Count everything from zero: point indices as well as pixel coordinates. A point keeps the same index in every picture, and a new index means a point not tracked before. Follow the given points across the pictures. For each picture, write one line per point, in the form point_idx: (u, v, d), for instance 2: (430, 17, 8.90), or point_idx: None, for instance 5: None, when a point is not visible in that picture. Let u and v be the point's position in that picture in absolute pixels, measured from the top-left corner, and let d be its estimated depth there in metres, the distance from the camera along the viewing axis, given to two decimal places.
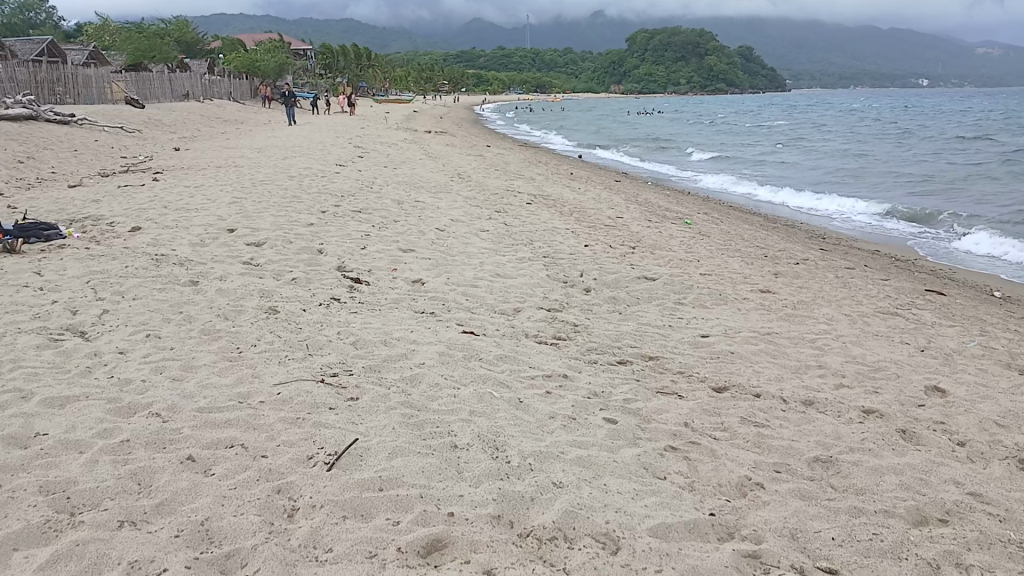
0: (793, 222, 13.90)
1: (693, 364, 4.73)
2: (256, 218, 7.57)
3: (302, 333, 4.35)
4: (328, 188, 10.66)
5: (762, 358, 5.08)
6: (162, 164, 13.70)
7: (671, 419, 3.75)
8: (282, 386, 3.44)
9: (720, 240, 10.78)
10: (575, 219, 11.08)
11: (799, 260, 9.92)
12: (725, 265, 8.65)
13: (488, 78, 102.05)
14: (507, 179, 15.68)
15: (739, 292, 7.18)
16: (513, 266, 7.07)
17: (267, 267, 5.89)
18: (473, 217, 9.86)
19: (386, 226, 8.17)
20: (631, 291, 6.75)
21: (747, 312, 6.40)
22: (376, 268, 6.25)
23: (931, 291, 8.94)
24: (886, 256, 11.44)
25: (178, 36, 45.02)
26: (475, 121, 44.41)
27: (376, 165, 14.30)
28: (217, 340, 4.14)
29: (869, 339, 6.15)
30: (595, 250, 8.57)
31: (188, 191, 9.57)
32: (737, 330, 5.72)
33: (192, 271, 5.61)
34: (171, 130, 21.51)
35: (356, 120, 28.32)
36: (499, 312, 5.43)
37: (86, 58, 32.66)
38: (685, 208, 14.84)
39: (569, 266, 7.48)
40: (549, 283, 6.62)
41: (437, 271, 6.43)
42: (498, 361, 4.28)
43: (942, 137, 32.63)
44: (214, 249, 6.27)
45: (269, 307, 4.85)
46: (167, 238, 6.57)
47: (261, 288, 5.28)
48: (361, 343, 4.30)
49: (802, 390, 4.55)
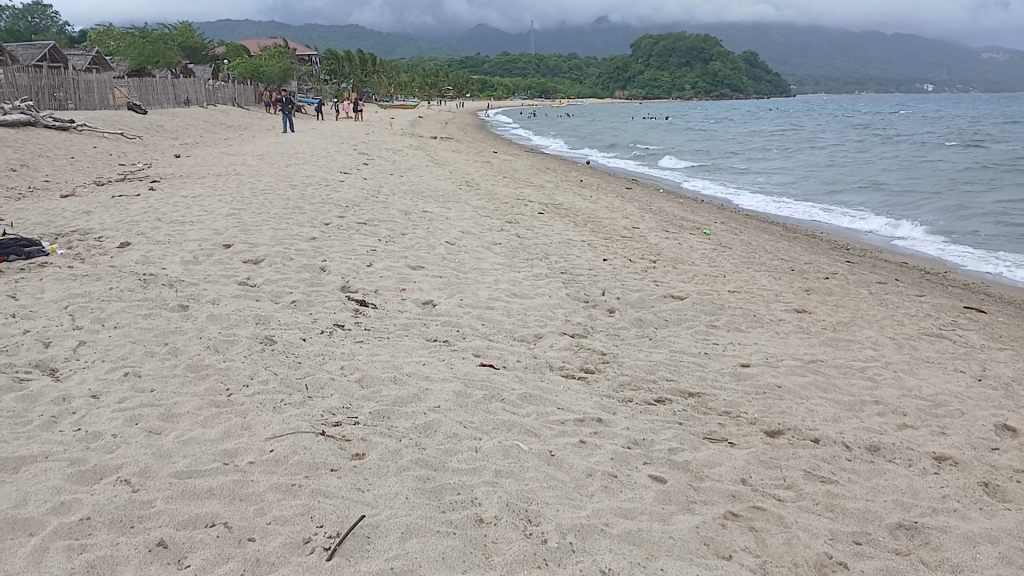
0: (813, 233, 13.38)
1: (739, 402, 4.23)
2: (254, 231, 7.10)
3: (301, 369, 3.86)
4: (331, 197, 10.19)
5: (812, 394, 4.59)
6: (160, 172, 13.26)
7: (726, 475, 3.26)
8: (276, 441, 2.94)
9: (743, 252, 10.29)
10: (591, 230, 10.58)
11: (827, 274, 9.42)
12: (753, 281, 8.14)
13: (493, 84, 101.83)
14: (517, 187, 15.20)
15: (773, 313, 6.67)
16: (529, 284, 6.58)
17: (264, 287, 5.42)
18: (484, 229, 9.36)
19: (393, 240, 7.70)
20: (658, 311, 6.25)
21: (786, 336, 5.90)
22: (384, 288, 5.77)
23: (971, 308, 8.42)
24: (915, 268, 10.92)
25: (182, 41, 44.67)
26: (481, 126, 44.01)
27: (381, 173, 13.84)
28: (206, 379, 3.64)
29: (921, 367, 5.63)
30: (615, 264, 8.08)
31: (184, 201, 9.11)
32: (780, 359, 5.22)
33: (182, 293, 5.13)
34: (172, 136, 21.10)
35: (361, 126, 27.90)
36: (519, 339, 4.93)
37: (89, 63, 32.27)
38: (701, 217, 14.33)
39: (590, 282, 7.00)
40: (569, 303, 6.13)
41: (449, 290, 5.95)
42: (523, 402, 3.77)
43: (956, 143, 32.14)
44: (208, 267, 5.80)
45: (265, 336, 4.35)
46: (158, 255, 6.10)
47: (256, 313, 4.79)
48: (369, 380, 3.81)
49: (864, 434, 4.05)
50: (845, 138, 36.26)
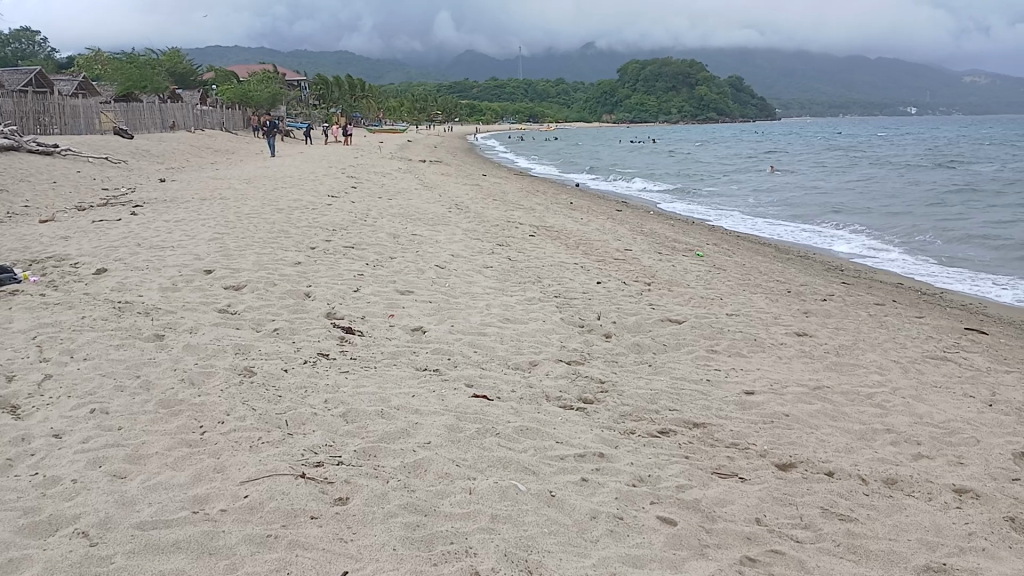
0: (806, 254, 13.24)
1: (747, 432, 4.01)
2: (237, 256, 6.87)
3: (282, 403, 3.61)
4: (318, 221, 9.98)
5: (821, 422, 4.37)
6: (145, 196, 13.04)
7: (738, 515, 3.04)
8: (252, 486, 2.70)
9: (738, 274, 10.11)
10: (583, 253, 10.40)
11: (824, 296, 9.25)
12: (750, 303, 7.95)
13: (481, 108, 102.25)
14: (507, 210, 15.02)
15: (774, 336, 6.46)
16: (522, 308, 6.36)
17: (246, 315, 5.18)
18: (475, 252, 9.16)
19: (382, 263, 7.49)
20: (656, 336, 6.04)
21: (789, 361, 5.69)
22: (372, 314, 5.55)
23: (972, 330, 8.25)
24: (911, 289, 10.76)
25: (170, 66, 44.61)
26: (470, 150, 44.01)
27: (370, 196, 13.66)
28: (178, 415, 3.40)
29: (929, 392, 5.42)
30: (609, 287, 7.88)
31: (167, 226, 8.88)
32: (784, 386, 5.01)
33: (158, 321, 4.89)
34: (158, 160, 20.87)
35: (349, 150, 27.75)
36: (513, 367, 4.70)
37: (75, 88, 32.06)
38: (694, 238, 14.21)
39: (584, 306, 6.80)
40: (563, 328, 5.91)
41: (439, 315, 5.73)
42: (518, 436, 3.54)
43: (944, 164, 32.27)
44: (187, 294, 5.56)
45: (244, 367, 4.10)
46: (135, 282, 5.86)
47: (236, 342, 4.55)
48: (354, 414, 3.57)
49: (879, 467, 3.83)
50: (833, 159, 36.39)
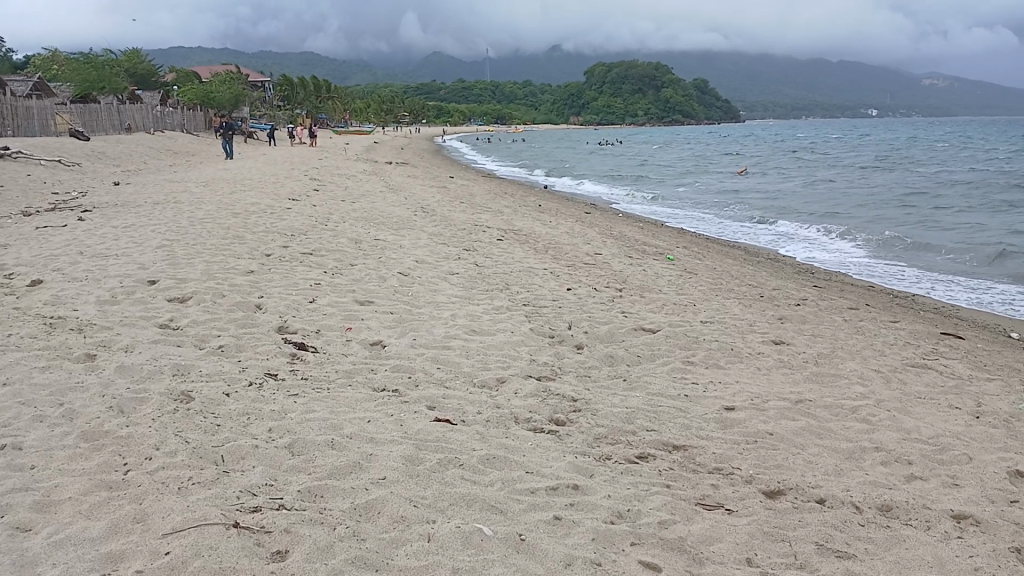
0: (776, 256, 13.08)
1: (730, 455, 3.73)
2: (185, 265, 6.46)
3: (220, 434, 3.25)
4: (277, 226, 9.57)
5: (806, 441, 4.12)
6: (96, 200, 12.48)
7: (727, 554, 2.75)
8: (175, 540, 2.35)
9: (710, 279, 9.88)
10: (552, 257, 10.09)
11: (798, 300, 9.05)
12: (724, 309, 7.70)
13: (449, 110, 101.91)
14: (474, 213, 14.68)
15: (751, 345, 6.21)
16: (488, 318, 6.03)
17: (189, 330, 4.80)
18: (441, 258, 8.80)
19: (341, 271, 7.11)
20: (629, 346, 5.75)
21: (768, 373, 5.42)
22: (328, 327, 5.18)
23: (948, 334, 8.09)
24: (883, 292, 10.62)
25: (129, 67, 43.57)
26: (437, 151, 43.59)
27: (332, 200, 13.26)
28: (101, 452, 3.02)
29: (914, 404, 5.19)
30: (579, 294, 7.59)
31: (114, 232, 8.42)
32: (765, 400, 4.74)
33: (91, 339, 4.48)
34: (114, 163, 20.22)
35: (314, 152, 27.18)
36: (479, 385, 4.37)
37: (30, 88, 31.11)
38: (664, 241, 13.98)
39: (554, 315, 6.48)
40: (532, 340, 5.59)
41: (400, 328, 5.38)
42: (484, 467, 3.21)
43: (907, 166, 32.55)
44: (127, 308, 5.16)
45: (182, 393, 3.73)
46: (72, 294, 5.44)
47: (176, 363, 4.17)
48: (302, 445, 3.22)
49: (872, 492, 3.58)
50: (798, 161, 36.58)
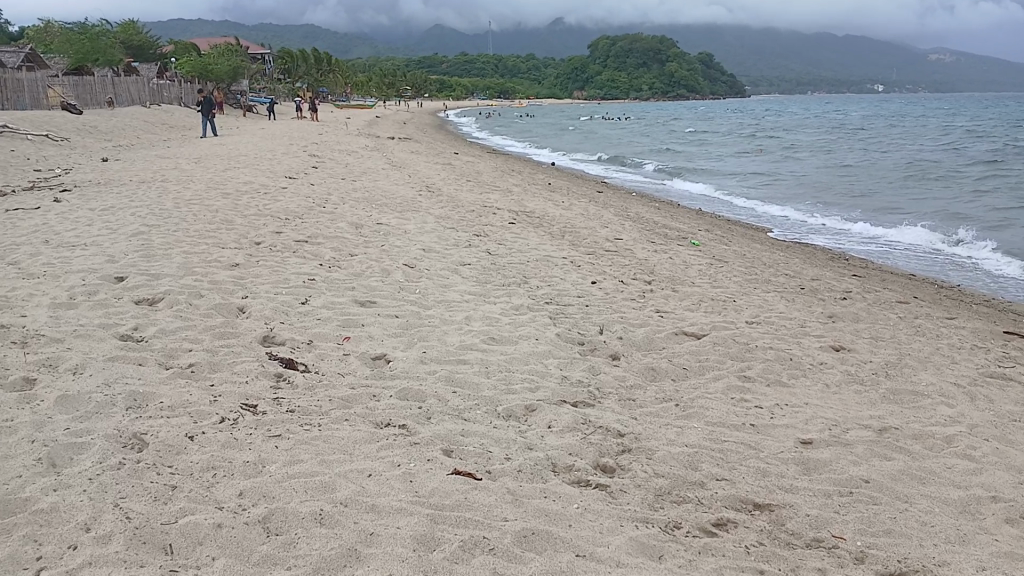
0: (805, 241, 12.24)
1: (826, 520, 2.96)
2: (161, 258, 5.67)
3: (173, 504, 2.48)
4: (272, 210, 8.76)
5: (909, 492, 3.37)
6: (79, 178, 11.66)
7: None
8: None
9: (741, 267, 9.07)
10: (570, 244, 9.27)
11: (842, 292, 8.26)
12: (767, 305, 6.88)
13: (453, 84, 100.55)
14: (483, 192, 13.80)
15: (810, 352, 5.42)
16: (507, 322, 5.22)
17: (155, 342, 4.01)
18: (449, 245, 7.99)
19: (338, 263, 6.30)
20: (673, 355, 4.95)
21: (839, 392, 4.64)
22: (321, 337, 4.39)
23: (1012, 333, 7.26)
24: (925, 281, 9.83)
25: (125, 38, 42.48)
26: (440, 126, 42.62)
27: (332, 178, 12.45)
28: (8, 538, 2.24)
29: (1013, 429, 4.41)
30: (606, 288, 6.80)
31: (90, 216, 7.62)
32: (846, 435, 3.95)
33: (35, 356, 3.70)
34: (106, 137, 19.35)
35: (315, 127, 26.32)
36: (505, 416, 3.59)
37: (22, 60, 30.07)
38: (683, 224, 13.13)
39: (582, 317, 5.66)
40: (561, 350, 4.77)
41: (407, 337, 4.57)
42: (522, 550, 2.43)
43: (923, 142, 31.48)
44: (84, 313, 4.37)
45: (135, 436, 2.95)
46: (23, 295, 4.64)
47: (134, 391, 3.38)
48: (282, 519, 2.44)
49: (1014, 568, 2.80)
50: (810, 137, 35.42)
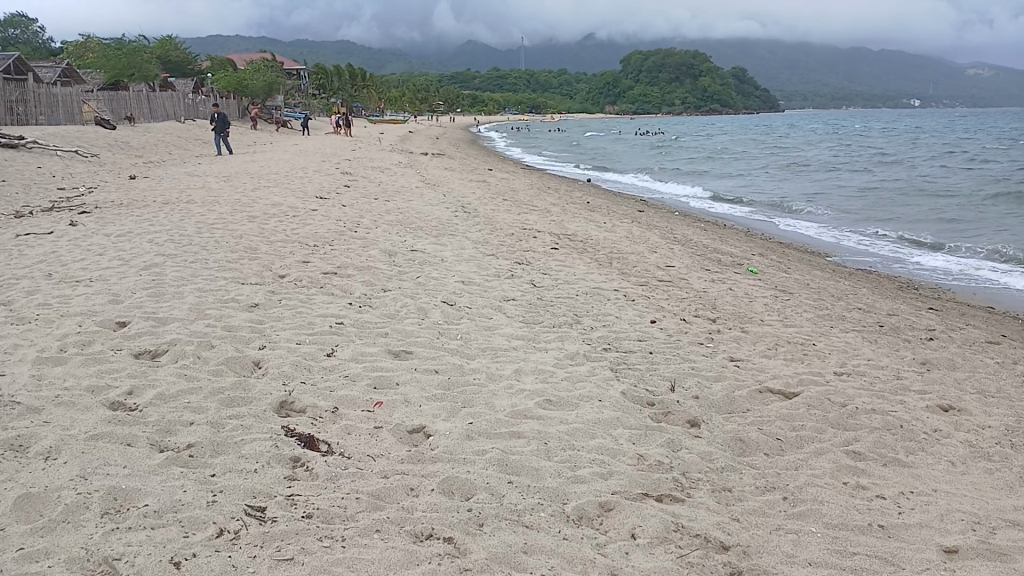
0: (868, 267, 11.36)
1: None
2: (172, 297, 5.04)
3: None
4: (300, 235, 8.16)
5: None
6: (102, 197, 11.19)
7: None
8: None
9: (809, 299, 8.27)
10: (619, 272, 8.53)
11: (926, 331, 7.41)
12: (851, 350, 6.07)
13: (487, 99, 100.53)
14: (521, 213, 13.15)
15: (919, 414, 4.62)
16: (564, 376, 4.50)
17: (150, 412, 3.34)
18: (490, 276, 7.30)
19: (370, 301, 5.63)
20: (762, 421, 4.18)
21: (967, 472, 3.85)
22: (349, 403, 3.68)
23: None
24: (1006, 315, 8.95)
25: (162, 54, 42.72)
26: (474, 142, 42.11)
27: (364, 198, 11.86)
28: None
29: None
30: (667, 329, 6.05)
31: (104, 243, 7.08)
32: (997, 540, 3.15)
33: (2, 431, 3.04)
34: (137, 153, 19.04)
35: (348, 142, 25.91)
36: (577, 519, 2.85)
37: (59, 74, 30.16)
38: (735, 246, 12.33)
39: (648, 368, 4.90)
40: (632, 415, 4.02)
41: (450, 403, 3.85)
42: None
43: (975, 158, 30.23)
44: (74, 371, 3.72)
45: (105, 566, 2.24)
46: (9, 344, 4.02)
47: (114, 486, 2.69)
48: None
49: None
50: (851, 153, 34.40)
